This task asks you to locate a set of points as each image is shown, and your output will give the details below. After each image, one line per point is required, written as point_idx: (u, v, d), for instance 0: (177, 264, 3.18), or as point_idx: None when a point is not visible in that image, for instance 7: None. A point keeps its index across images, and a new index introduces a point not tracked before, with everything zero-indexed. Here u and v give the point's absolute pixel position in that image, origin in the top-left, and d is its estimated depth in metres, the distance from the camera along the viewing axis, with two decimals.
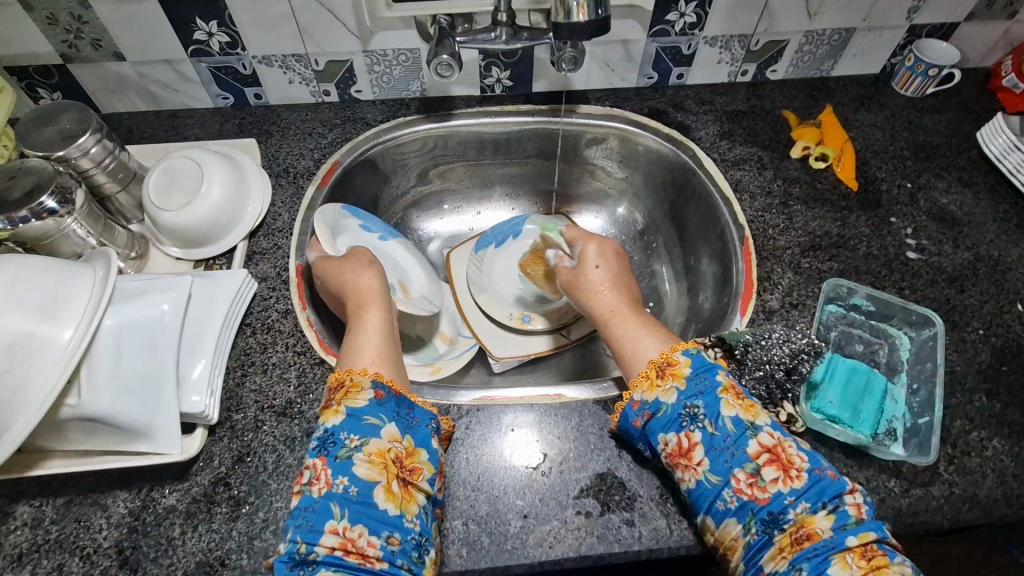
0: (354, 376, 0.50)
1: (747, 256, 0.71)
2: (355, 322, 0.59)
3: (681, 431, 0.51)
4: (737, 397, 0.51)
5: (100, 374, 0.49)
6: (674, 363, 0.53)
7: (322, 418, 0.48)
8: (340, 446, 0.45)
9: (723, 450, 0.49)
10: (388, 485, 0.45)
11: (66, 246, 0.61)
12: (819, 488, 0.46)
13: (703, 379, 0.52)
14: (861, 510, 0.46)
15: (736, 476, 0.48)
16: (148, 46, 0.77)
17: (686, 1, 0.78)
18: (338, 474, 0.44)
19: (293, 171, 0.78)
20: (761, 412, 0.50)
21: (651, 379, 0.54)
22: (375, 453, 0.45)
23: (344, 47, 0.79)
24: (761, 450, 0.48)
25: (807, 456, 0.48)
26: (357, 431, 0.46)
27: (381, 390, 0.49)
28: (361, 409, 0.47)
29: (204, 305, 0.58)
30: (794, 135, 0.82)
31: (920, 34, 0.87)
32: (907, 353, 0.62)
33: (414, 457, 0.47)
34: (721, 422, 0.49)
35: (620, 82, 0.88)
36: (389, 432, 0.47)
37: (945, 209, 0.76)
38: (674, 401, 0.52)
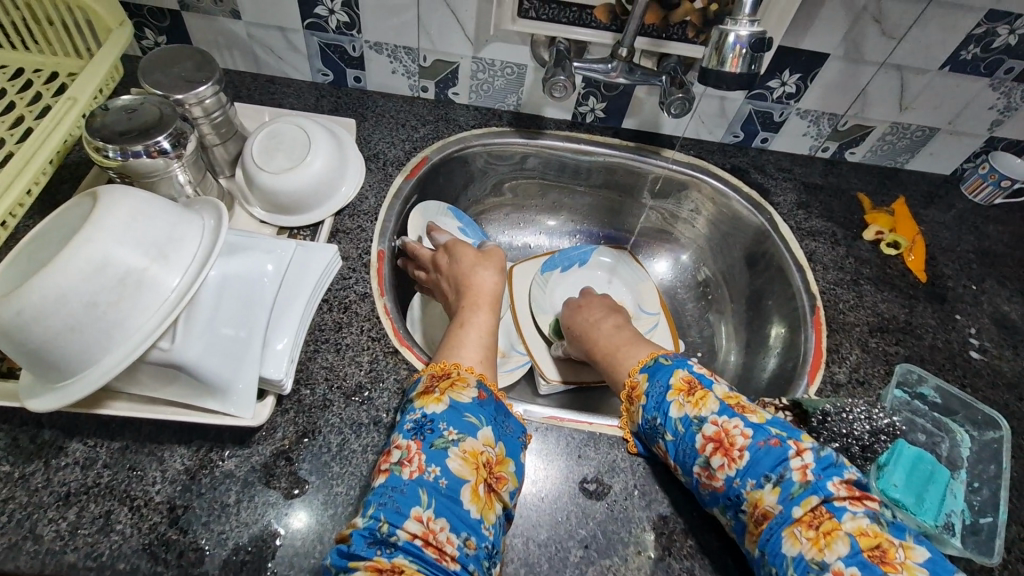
0: (460, 371, 0.54)
1: (817, 326, 0.72)
2: (462, 318, 0.62)
3: (653, 440, 0.55)
4: (685, 395, 0.53)
5: (197, 323, 0.48)
6: (635, 385, 0.58)
7: (422, 403, 0.51)
8: (438, 435, 0.48)
9: (680, 449, 0.52)
10: (475, 487, 0.46)
11: (165, 188, 0.60)
12: (761, 462, 0.47)
13: (658, 388, 0.56)
14: (806, 472, 0.46)
15: (697, 472, 0.51)
16: (267, 10, 0.77)
17: (791, 72, 0.80)
18: (432, 462, 0.46)
19: (383, 158, 0.78)
20: (709, 400, 0.52)
21: (626, 406, 0.59)
22: (470, 451, 0.48)
23: (456, 50, 0.80)
24: (705, 441, 0.50)
25: (750, 432, 0.49)
26: (456, 425, 0.49)
27: (483, 392, 0.52)
28: (463, 405, 0.50)
29: (298, 275, 0.57)
30: (868, 218, 0.84)
31: (997, 146, 0.90)
32: (967, 451, 0.62)
33: (502, 466, 0.49)
34: (673, 425, 0.53)
35: (706, 135, 0.90)
36: (484, 435, 0.49)
37: (1007, 316, 0.78)
38: (641, 417, 0.56)
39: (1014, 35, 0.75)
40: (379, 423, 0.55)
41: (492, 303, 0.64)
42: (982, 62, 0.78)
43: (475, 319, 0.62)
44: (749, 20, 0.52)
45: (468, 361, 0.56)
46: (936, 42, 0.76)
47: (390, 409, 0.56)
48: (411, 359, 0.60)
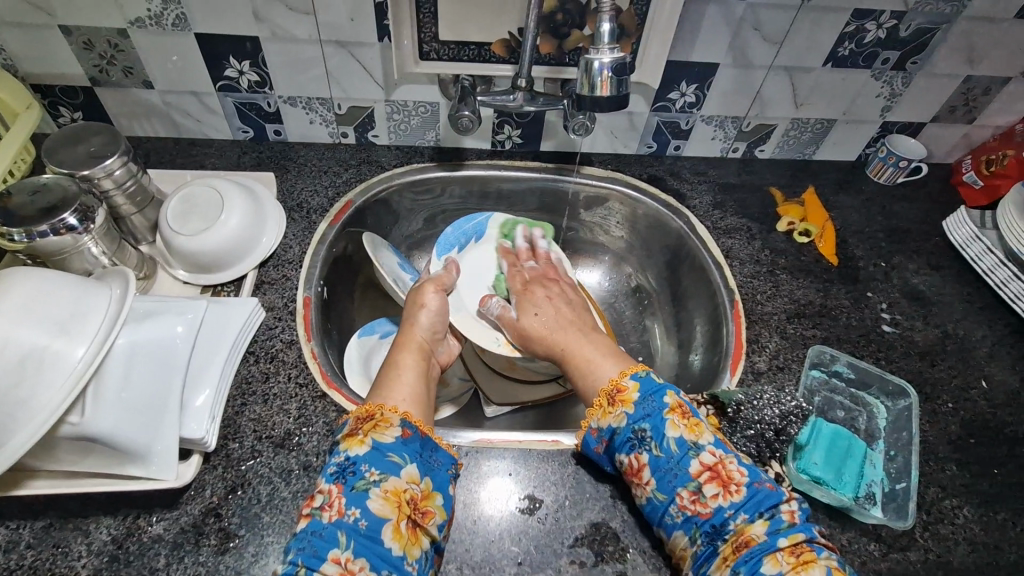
0: (385, 411, 0.53)
1: (736, 319, 0.75)
2: (393, 359, 0.62)
3: (631, 452, 0.54)
4: (681, 417, 0.54)
5: (106, 393, 0.49)
6: (623, 390, 0.57)
7: (345, 445, 0.51)
8: (359, 478, 0.49)
9: (668, 470, 0.52)
10: (396, 525, 0.47)
11: (78, 263, 0.61)
12: (756, 501, 0.50)
13: (651, 402, 0.55)
14: (794, 514, 0.49)
15: (681, 494, 0.51)
16: (177, 77, 0.79)
17: (687, 83, 0.85)
18: (352, 504, 0.47)
19: (306, 206, 0.80)
20: (705, 430, 0.54)
21: (604, 407, 0.57)
22: (392, 490, 0.49)
23: (368, 95, 0.84)
24: (703, 470, 0.51)
25: (747, 470, 0.52)
26: (378, 466, 0.50)
27: (408, 429, 0.53)
28: (387, 446, 0.51)
29: (214, 332, 0.59)
30: (780, 210, 0.89)
31: (892, 129, 0.96)
32: (884, 421, 0.66)
33: (428, 501, 0.51)
34: (666, 444, 0.53)
35: (621, 148, 0.95)
36: (408, 473, 0.50)
37: (917, 288, 0.82)
38: (624, 425, 0.55)
39: (882, 29, 0.80)
40: (309, 468, 0.56)
41: (419, 344, 0.65)
42: (860, 56, 0.84)
43: (404, 360, 0.62)
44: (610, 48, 0.56)
45: (395, 401, 0.56)
46: (815, 43, 0.81)
47: (320, 452, 0.57)
48: (339, 400, 0.61)
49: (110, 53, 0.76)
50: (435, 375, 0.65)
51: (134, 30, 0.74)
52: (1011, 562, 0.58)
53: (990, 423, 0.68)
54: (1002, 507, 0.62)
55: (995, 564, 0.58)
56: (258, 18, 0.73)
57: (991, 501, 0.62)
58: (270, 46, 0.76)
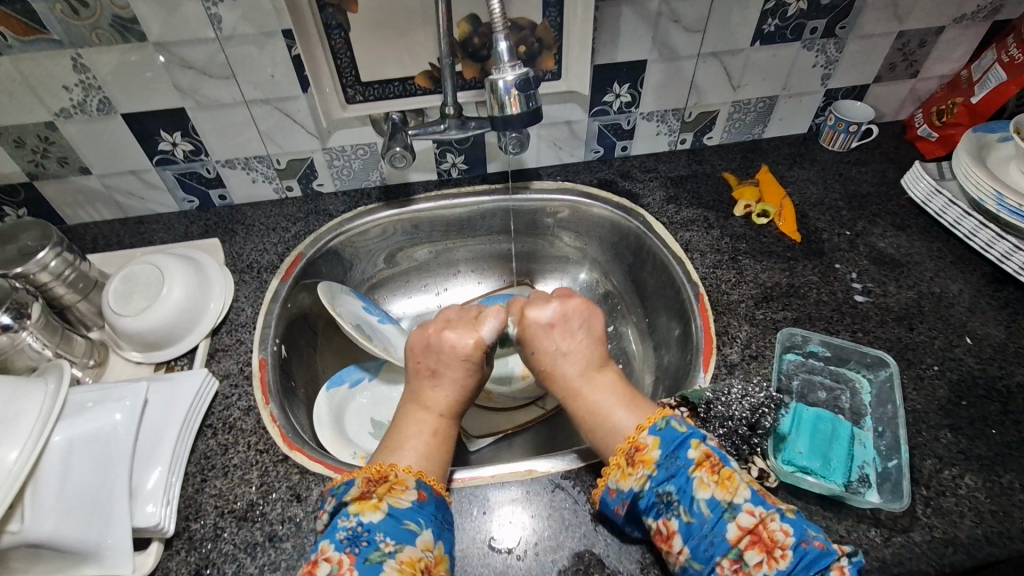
0: (397, 473, 0.52)
1: (703, 313, 0.73)
2: (395, 431, 0.58)
3: (659, 518, 0.50)
4: (710, 473, 0.49)
5: (46, 492, 0.48)
6: (642, 447, 0.52)
7: (358, 510, 0.49)
8: (374, 549, 0.47)
9: (702, 538, 0.47)
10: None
11: (20, 360, 0.60)
12: (805, 563, 0.45)
13: (675, 459, 0.50)
14: (846, 573, 0.44)
15: (720, 564, 0.47)
16: (113, 159, 0.80)
17: (620, 84, 0.84)
18: None
19: (257, 266, 0.80)
20: (739, 485, 0.48)
21: (622, 467, 0.52)
22: (407, 561, 0.46)
23: (304, 146, 0.83)
24: (741, 533, 0.47)
25: (791, 528, 0.46)
26: (394, 535, 0.48)
27: (424, 492, 0.51)
28: (403, 512, 0.49)
29: (162, 411, 0.58)
30: (736, 194, 0.87)
31: (836, 96, 0.95)
32: (868, 396, 0.65)
33: (440, 567, 0.48)
34: (697, 507, 0.48)
35: (569, 158, 0.94)
36: (425, 541, 0.48)
37: (885, 252, 0.80)
38: (647, 488, 0.50)
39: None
40: (275, 538, 0.54)
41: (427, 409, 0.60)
42: (787, 30, 0.82)
43: (409, 430, 0.58)
44: (511, 66, 0.59)
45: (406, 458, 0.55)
46: (739, 23, 0.80)
47: (285, 519, 0.55)
48: (300, 462, 0.59)
49: (41, 147, 0.76)
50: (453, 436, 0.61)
51: (61, 121, 0.74)
52: (1022, 528, 0.54)
53: (980, 380, 0.65)
54: (1005, 469, 0.58)
55: (1006, 534, 0.53)
56: (181, 90, 0.73)
57: (992, 464, 0.58)
58: (197, 115, 0.77)
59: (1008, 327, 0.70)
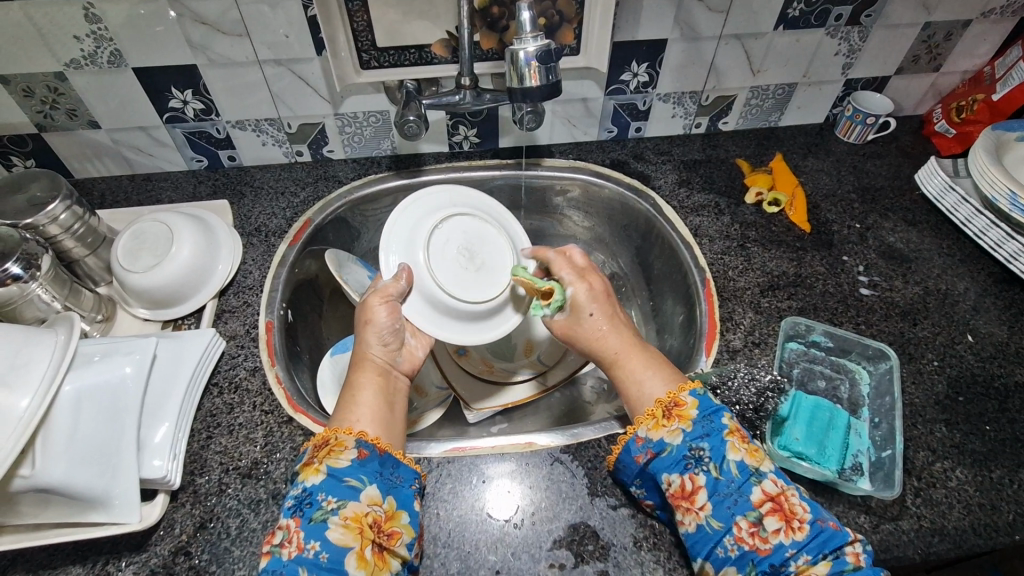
0: (339, 435, 0.51)
1: (709, 298, 0.73)
2: (349, 381, 0.59)
3: (686, 473, 0.50)
4: (741, 440, 0.50)
5: (56, 441, 0.49)
6: (681, 403, 0.53)
7: (302, 477, 0.49)
8: (317, 508, 0.47)
9: (727, 496, 0.48)
10: (360, 552, 0.46)
11: (30, 311, 0.61)
12: (820, 540, 0.46)
13: (709, 421, 0.51)
14: (859, 557, 0.45)
15: (738, 524, 0.47)
16: (122, 114, 0.79)
17: (638, 63, 0.83)
18: (311, 537, 0.46)
19: (265, 230, 0.80)
20: (764, 457, 0.50)
21: (657, 418, 0.53)
22: (352, 517, 0.47)
23: (316, 111, 0.83)
24: (764, 499, 0.47)
25: (810, 506, 0.47)
26: (335, 493, 0.48)
27: (364, 450, 0.51)
28: (342, 470, 0.49)
29: (170, 367, 0.59)
30: (748, 181, 0.87)
31: (856, 87, 0.93)
32: (868, 387, 0.65)
33: (393, 521, 0.49)
34: (726, 466, 0.49)
35: (583, 136, 0.93)
36: (369, 495, 0.49)
37: (894, 247, 0.80)
38: (680, 442, 0.51)
39: None
40: (278, 495, 0.55)
41: (377, 363, 0.60)
42: (811, 15, 0.81)
43: (363, 381, 0.59)
44: (533, 37, 0.58)
45: (354, 422, 0.54)
46: (764, 5, 0.78)
47: (288, 478, 0.56)
48: (305, 424, 0.60)
49: (51, 97, 0.75)
50: (398, 390, 0.61)
51: (72, 72, 0.73)
52: (1009, 522, 0.55)
53: (978, 377, 0.66)
54: (997, 465, 0.59)
55: (993, 526, 0.55)
56: (194, 47, 0.72)
57: (985, 460, 0.59)
58: (209, 73, 0.75)
59: (1010, 326, 0.71)
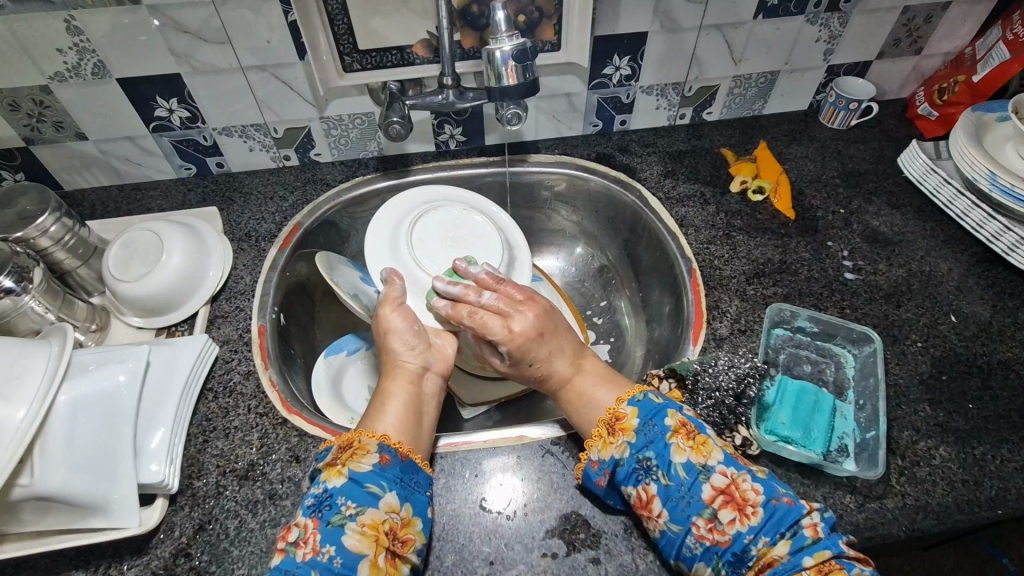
0: (362, 438, 0.53)
1: (696, 288, 0.74)
2: (379, 390, 0.61)
3: (638, 484, 0.51)
4: (686, 439, 0.51)
5: (53, 450, 0.50)
6: (622, 417, 0.54)
7: (324, 477, 0.50)
8: (336, 512, 0.48)
9: (679, 500, 0.49)
10: (373, 559, 0.47)
11: (24, 323, 0.62)
12: (776, 519, 0.47)
13: (652, 427, 0.52)
14: (816, 528, 0.47)
15: (696, 523, 0.48)
16: (108, 124, 0.79)
17: (620, 56, 0.83)
18: (326, 541, 0.47)
19: (255, 235, 0.80)
20: (712, 449, 0.51)
21: (603, 437, 0.54)
22: (370, 524, 0.48)
23: (302, 115, 0.83)
24: (716, 493, 0.49)
25: (762, 488, 0.49)
26: (355, 498, 0.49)
27: (387, 455, 0.52)
28: (364, 476, 0.50)
29: (163, 374, 0.60)
30: (733, 170, 0.88)
31: (838, 72, 0.94)
32: (853, 369, 0.66)
33: (408, 528, 0.51)
34: (674, 470, 0.50)
35: (568, 131, 0.94)
36: (387, 503, 0.50)
37: (878, 230, 0.81)
38: (628, 455, 0.52)
39: None
40: (275, 496, 0.56)
41: (409, 372, 0.62)
42: (790, 3, 0.81)
43: (394, 391, 0.60)
44: (509, 35, 0.59)
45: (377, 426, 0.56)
46: None
47: (285, 478, 0.57)
48: (300, 425, 0.61)
49: (37, 111, 0.76)
50: (429, 398, 0.63)
51: (56, 85, 0.73)
52: (991, 497, 0.56)
53: (961, 357, 0.67)
54: (979, 441, 0.60)
55: (976, 502, 0.56)
56: (177, 56, 0.73)
57: (967, 437, 0.60)
58: (193, 81, 0.76)
59: (994, 306, 0.72)
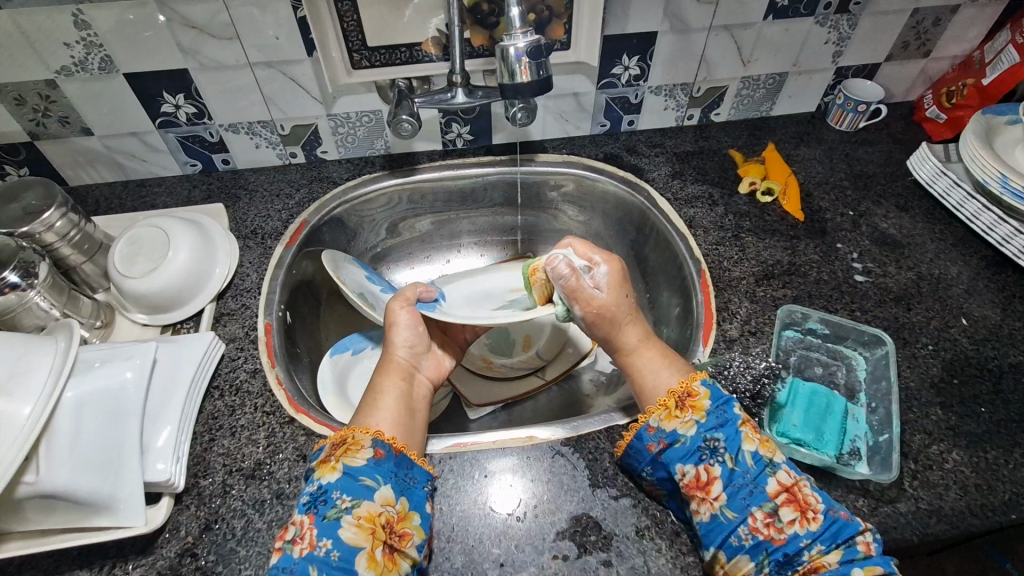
0: (356, 434, 0.52)
1: (705, 289, 0.74)
2: (373, 386, 0.60)
3: (700, 464, 0.51)
4: (754, 431, 0.52)
5: (59, 448, 0.49)
6: (695, 394, 0.54)
7: (319, 473, 0.50)
8: (331, 506, 0.48)
9: (742, 487, 0.49)
10: (371, 552, 0.46)
11: (29, 319, 0.61)
12: (832, 530, 0.47)
13: (723, 412, 0.53)
14: (870, 546, 0.47)
15: (753, 514, 0.48)
16: (114, 119, 0.79)
17: (629, 55, 0.83)
18: (323, 535, 0.46)
19: (261, 232, 0.80)
20: (777, 449, 0.52)
21: (670, 409, 0.54)
22: (365, 517, 0.47)
23: (309, 112, 0.83)
24: (780, 489, 0.49)
25: (821, 497, 0.49)
26: (351, 492, 0.48)
27: (381, 450, 0.52)
28: (358, 469, 0.49)
29: (170, 371, 0.59)
30: (741, 171, 0.87)
31: (847, 75, 0.94)
32: (864, 371, 0.66)
33: (405, 522, 0.49)
34: (741, 457, 0.51)
35: (575, 131, 0.93)
36: (381, 495, 0.49)
37: (887, 233, 0.80)
38: (694, 433, 0.52)
39: None
40: (282, 495, 0.55)
41: (400, 367, 0.62)
42: (800, 4, 0.81)
43: (384, 385, 0.60)
44: (523, 32, 0.58)
45: (372, 422, 0.55)
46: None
47: (292, 478, 0.56)
48: (307, 424, 0.60)
49: (43, 105, 0.75)
50: (421, 395, 0.63)
51: (62, 79, 0.73)
52: (1004, 501, 0.56)
53: (972, 360, 0.66)
54: (992, 445, 0.59)
55: (989, 506, 0.55)
56: (185, 51, 0.72)
57: (980, 441, 0.60)
58: (200, 77, 0.75)
59: (1004, 309, 0.71)
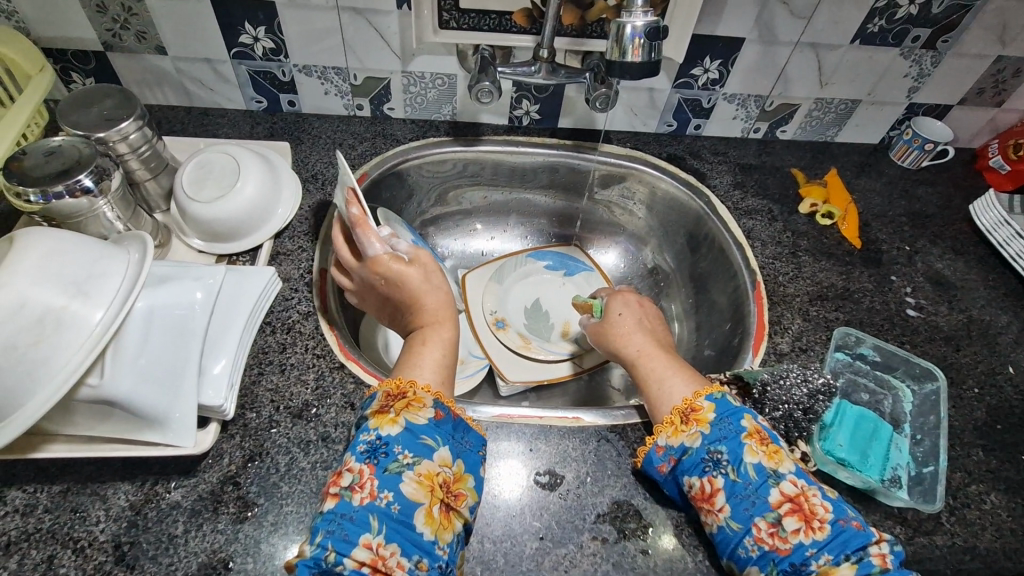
0: (416, 389, 0.51)
1: (759, 300, 0.74)
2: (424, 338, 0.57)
3: (704, 476, 0.51)
4: (760, 443, 0.51)
5: (124, 357, 0.49)
6: (698, 409, 0.54)
7: (375, 424, 0.48)
8: (392, 459, 0.46)
9: (745, 498, 0.49)
10: (429, 509, 0.45)
11: (94, 227, 0.61)
12: (842, 540, 0.46)
13: (727, 425, 0.52)
14: (886, 559, 0.45)
15: (757, 524, 0.48)
16: (191, 43, 0.78)
17: (711, 58, 0.82)
18: (384, 487, 0.45)
19: (322, 178, 0.79)
20: (784, 458, 0.51)
21: (675, 424, 0.54)
22: (425, 474, 0.46)
23: (384, 66, 0.82)
24: (783, 500, 0.48)
25: (832, 506, 0.48)
26: (411, 448, 0.47)
27: (441, 411, 0.50)
28: (419, 427, 0.48)
29: (231, 300, 0.58)
30: (802, 192, 0.87)
31: (918, 112, 0.93)
32: (910, 405, 0.65)
33: (461, 483, 0.49)
34: (744, 469, 0.50)
35: (641, 127, 0.93)
36: (441, 456, 0.48)
37: (941, 273, 0.80)
38: (698, 445, 0.52)
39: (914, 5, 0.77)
40: (328, 439, 0.55)
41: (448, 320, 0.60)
42: (889, 33, 0.81)
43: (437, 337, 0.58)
44: (643, 12, 0.58)
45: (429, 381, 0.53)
46: (845, 19, 0.78)
47: (338, 423, 0.56)
48: (357, 372, 0.60)
49: (123, 16, 0.74)
50: None
51: None
52: None
53: (1016, 409, 0.67)
54: None
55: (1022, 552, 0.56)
56: None
57: (1018, 488, 0.60)
58: (285, 12, 0.74)
59: None
